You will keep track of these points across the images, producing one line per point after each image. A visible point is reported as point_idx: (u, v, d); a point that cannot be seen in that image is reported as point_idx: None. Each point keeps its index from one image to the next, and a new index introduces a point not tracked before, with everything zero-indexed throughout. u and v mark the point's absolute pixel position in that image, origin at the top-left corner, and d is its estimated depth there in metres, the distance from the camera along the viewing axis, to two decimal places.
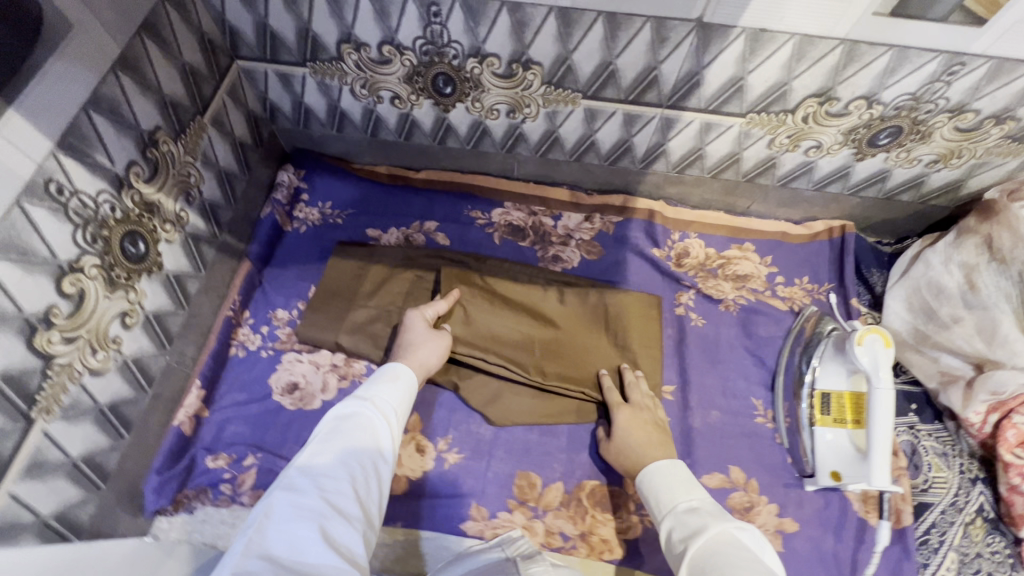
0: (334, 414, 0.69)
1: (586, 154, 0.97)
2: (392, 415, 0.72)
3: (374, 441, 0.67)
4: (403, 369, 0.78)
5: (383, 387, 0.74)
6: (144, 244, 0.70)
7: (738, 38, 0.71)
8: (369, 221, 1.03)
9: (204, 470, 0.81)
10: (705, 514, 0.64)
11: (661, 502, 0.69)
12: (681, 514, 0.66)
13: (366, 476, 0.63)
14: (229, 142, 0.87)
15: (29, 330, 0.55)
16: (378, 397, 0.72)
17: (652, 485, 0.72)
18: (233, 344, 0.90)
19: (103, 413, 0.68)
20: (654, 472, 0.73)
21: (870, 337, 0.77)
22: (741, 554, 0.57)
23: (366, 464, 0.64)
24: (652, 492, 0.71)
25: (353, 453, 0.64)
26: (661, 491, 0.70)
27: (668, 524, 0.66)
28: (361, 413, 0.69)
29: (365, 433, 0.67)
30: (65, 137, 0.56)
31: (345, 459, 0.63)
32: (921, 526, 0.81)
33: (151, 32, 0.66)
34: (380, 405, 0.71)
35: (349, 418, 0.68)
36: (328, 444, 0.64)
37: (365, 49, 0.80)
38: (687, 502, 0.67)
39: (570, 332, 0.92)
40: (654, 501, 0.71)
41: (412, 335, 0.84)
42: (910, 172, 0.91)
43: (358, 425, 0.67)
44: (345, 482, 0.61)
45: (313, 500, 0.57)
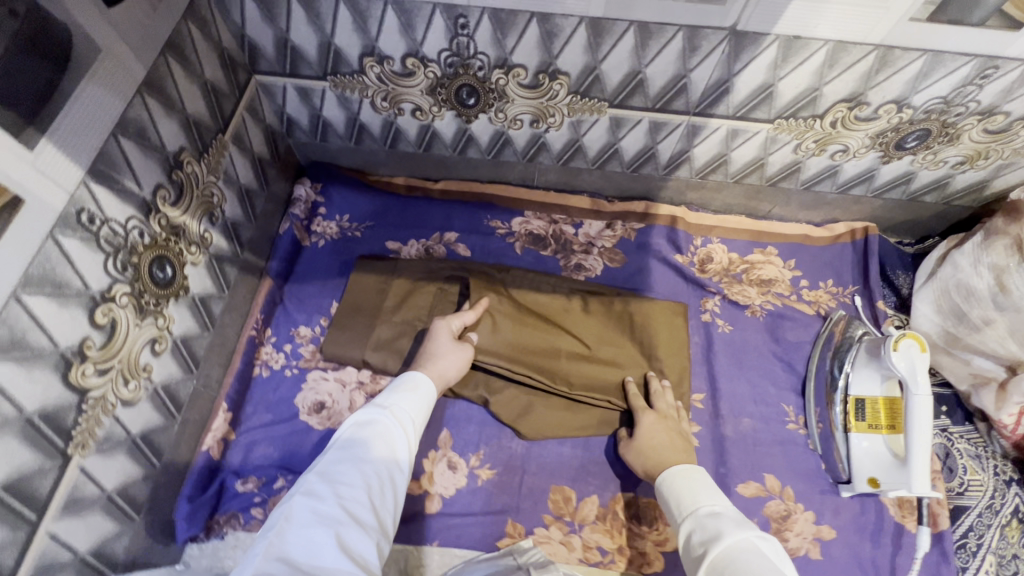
0: (353, 421, 0.69)
1: (609, 162, 0.96)
2: (409, 424, 0.71)
3: (391, 449, 0.67)
4: (422, 379, 0.77)
5: (402, 396, 0.74)
6: (171, 268, 0.68)
7: (771, 46, 0.70)
8: (388, 233, 1.01)
9: (234, 495, 0.80)
10: (727, 517, 0.62)
11: (682, 505, 0.67)
12: (701, 516, 0.63)
13: (382, 485, 0.63)
14: (248, 158, 0.85)
15: (65, 365, 0.54)
16: (396, 405, 0.72)
17: (672, 489, 0.70)
18: (257, 363, 0.89)
19: (135, 443, 0.66)
20: (678, 476, 0.71)
21: (906, 342, 0.77)
22: (763, 558, 0.54)
23: (383, 473, 0.64)
24: (672, 496, 0.70)
25: (370, 461, 0.64)
26: (682, 494, 0.68)
27: (687, 526, 0.64)
28: (378, 421, 0.69)
29: (383, 442, 0.67)
30: (95, 164, 0.55)
31: (362, 466, 0.63)
32: (959, 529, 0.81)
33: (175, 51, 0.65)
34: (398, 413, 0.71)
35: (367, 427, 0.68)
36: (345, 452, 0.65)
37: (388, 63, 0.78)
38: (708, 506, 0.65)
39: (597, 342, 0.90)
40: (676, 504, 0.68)
41: (437, 344, 0.83)
42: (935, 174, 0.90)
43: (376, 433, 0.67)
44: (361, 490, 0.61)
45: (330, 508, 0.58)
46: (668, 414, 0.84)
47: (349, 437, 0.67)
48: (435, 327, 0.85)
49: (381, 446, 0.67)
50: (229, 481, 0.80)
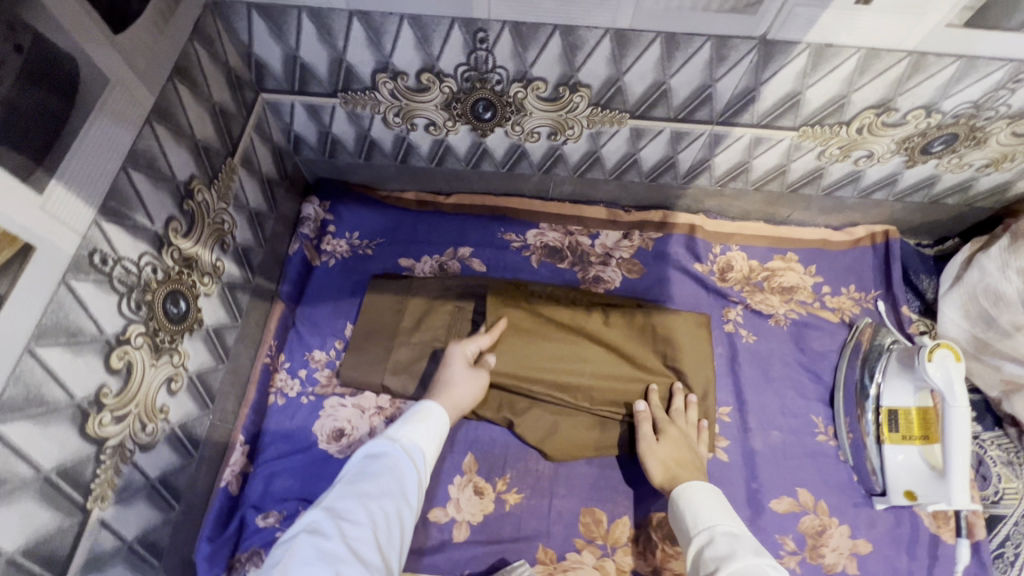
0: (363, 455, 0.67)
1: (627, 172, 0.94)
2: (420, 458, 0.68)
3: (401, 485, 0.64)
4: (434, 409, 0.74)
5: (413, 427, 0.71)
6: (185, 302, 0.65)
7: (801, 54, 0.68)
8: (399, 250, 0.98)
9: (255, 530, 0.77)
10: (745, 542, 0.61)
11: (697, 519, 0.66)
12: (717, 536, 0.63)
13: (390, 522, 0.61)
14: (256, 179, 0.83)
15: (81, 416, 0.51)
16: (408, 437, 0.69)
17: (688, 501, 0.69)
18: (272, 392, 0.86)
19: (154, 487, 0.64)
20: (697, 490, 0.70)
21: (941, 353, 0.75)
22: None
23: (391, 509, 0.62)
24: (688, 507, 0.68)
25: (378, 496, 0.62)
26: (699, 508, 0.67)
27: (701, 543, 0.63)
28: (386, 455, 0.66)
29: (391, 477, 0.64)
30: (106, 202, 0.52)
31: (369, 501, 0.61)
32: (995, 539, 0.81)
33: (183, 75, 0.62)
34: (409, 446, 0.68)
35: (377, 460, 0.66)
36: (353, 486, 0.63)
37: (402, 78, 0.75)
38: (726, 527, 0.64)
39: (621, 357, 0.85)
40: (690, 516, 0.68)
41: (453, 372, 0.79)
42: (959, 177, 0.89)
43: (385, 467, 0.65)
44: (367, 527, 0.59)
45: (334, 544, 0.56)
46: (688, 432, 0.81)
47: (358, 471, 0.65)
48: (450, 352, 0.81)
49: (390, 480, 0.64)
50: (249, 517, 0.77)
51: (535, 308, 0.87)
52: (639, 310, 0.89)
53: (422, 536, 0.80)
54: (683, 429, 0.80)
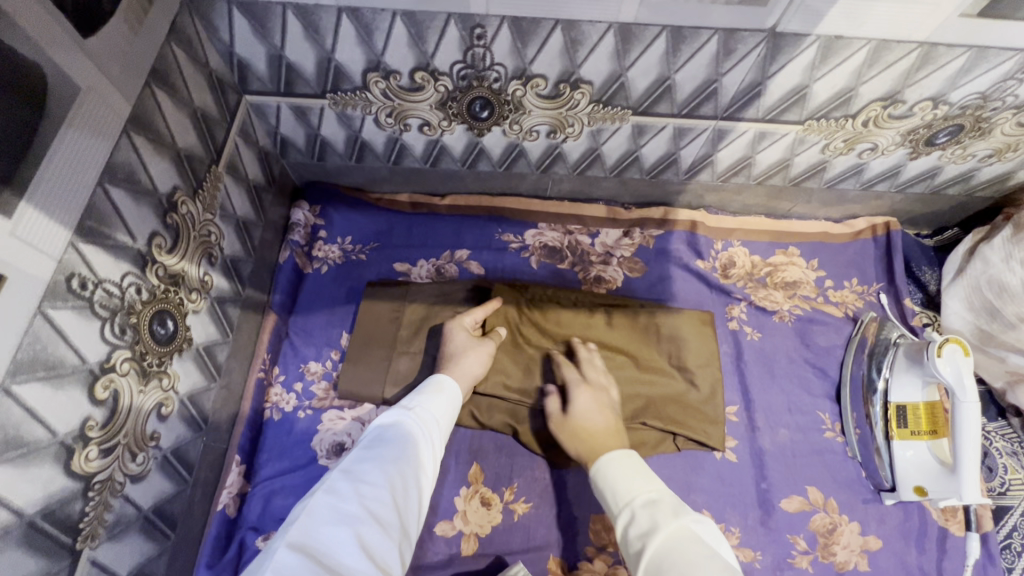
0: (377, 422, 0.63)
1: (628, 169, 0.91)
2: (436, 429, 0.65)
3: (418, 451, 0.61)
4: (445, 382, 0.71)
5: (426, 397, 0.68)
6: (172, 321, 0.62)
7: (811, 47, 0.65)
8: (395, 254, 0.94)
9: (255, 553, 0.73)
10: (666, 510, 0.56)
11: (616, 495, 0.61)
12: (637, 510, 0.58)
13: (408, 485, 0.56)
14: (243, 187, 0.79)
15: (66, 453, 0.48)
16: (421, 406, 0.66)
17: (606, 477, 0.63)
18: (267, 408, 0.83)
19: (148, 518, 0.61)
20: (610, 464, 0.64)
21: (950, 348, 0.75)
22: (707, 553, 0.49)
23: (409, 472, 0.57)
24: (606, 485, 0.63)
25: (395, 457, 0.58)
26: (617, 483, 0.62)
27: (623, 520, 0.58)
28: (403, 422, 0.63)
29: (408, 441, 0.60)
30: (83, 221, 0.48)
31: (386, 462, 0.56)
32: (1003, 529, 0.81)
33: (160, 80, 0.58)
34: (422, 414, 0.65)
35: (392, 425, 0.62)
36: (368, 450, 0.59)
37: (394, 77, 0.72)
38: (644, 495, 0.59)
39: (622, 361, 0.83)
40: (609, 496, 0.62)
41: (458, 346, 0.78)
42: (961, 167, 0.88)
43: (401, 432, 0.61)
44: (384, 488, 0.54)
45: (351, 503, 0.51)
46: (597, 384, 0.77)
47: (373, 436, 0.60)
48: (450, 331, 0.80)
49: (407, 444, 0.60)
50: (248, 539, 0.74)
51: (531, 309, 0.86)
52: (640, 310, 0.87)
53: (430, 551, 0.78)
54: (589, 382, 0.77)
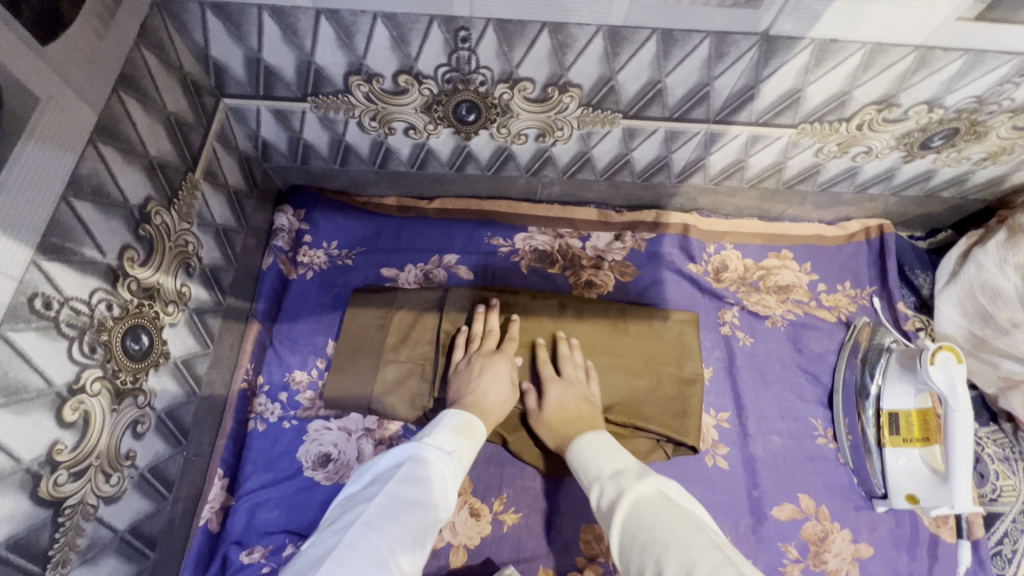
0: (415, 455, 0.64)
1: (618, 173, 0.90)
2: (461, 475, 0.67)
3: (444, 499, 0.62)
4: (480, 427, 0.71)
5: (463, 439, 0.68)
6: (147, 337, 0.60)
7: (804, 50, 0.64)
8: (382, 259, 0.92)
9: (239, 568, 0.72)
10: (630, 476, 0.61)
11: (585, 471, 0.66)
12: (605, 481, 0.63)
13: (427, 536, 0.58)
14: (222, 193, 0.76)
15: (32, 480, 0.46)
16: (458, 451, 0.67)
17: (576, 456, 0.68)
18: (251, 418, 0.81)
19: (125, 539, 0.59)
20: (581, 445, 0.69)
21: (943, 355, 0.73)
22: (674, 512, 0.55)
23: (432, 523, 0.59)
24: (576, 461, 0.68)
25: (426, 506, 0.59)
26: (586, 459, 0.67)
27: (593, 491, 0.63)
28: (439, 464, 0.64)
29: (439, 489, 0.62)
30: (46, 238, 0.46)
31: (419, 511, 0.58)
32: (994, 536, 0.81)
33: (130, 87, 0.55)
34: (456, 461, 0.66)
35: (428, 465, 0.63)
36: (405, 488, 0.59)
37: (377, 80, 0.70)
38: (610, 467, 0.64)
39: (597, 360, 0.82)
40: (580, 472, 0.67)
41: (496, 390, 0.75)
42: (956, 170, 0.87)
43: (435, 477, 0.62)
44: (413, 538, 0.56)
45: (386, 551, 0.53)
46: (575, 377, 0.77)
47: (412, 473, 0.61)
48: (488, 365, 0.76)
49: (436, 491, 0.62)
50: (231, 554, 0.73)
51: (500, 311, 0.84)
52: (609, 306, 0.87)
53: None
54: (564, 376, 0.76)
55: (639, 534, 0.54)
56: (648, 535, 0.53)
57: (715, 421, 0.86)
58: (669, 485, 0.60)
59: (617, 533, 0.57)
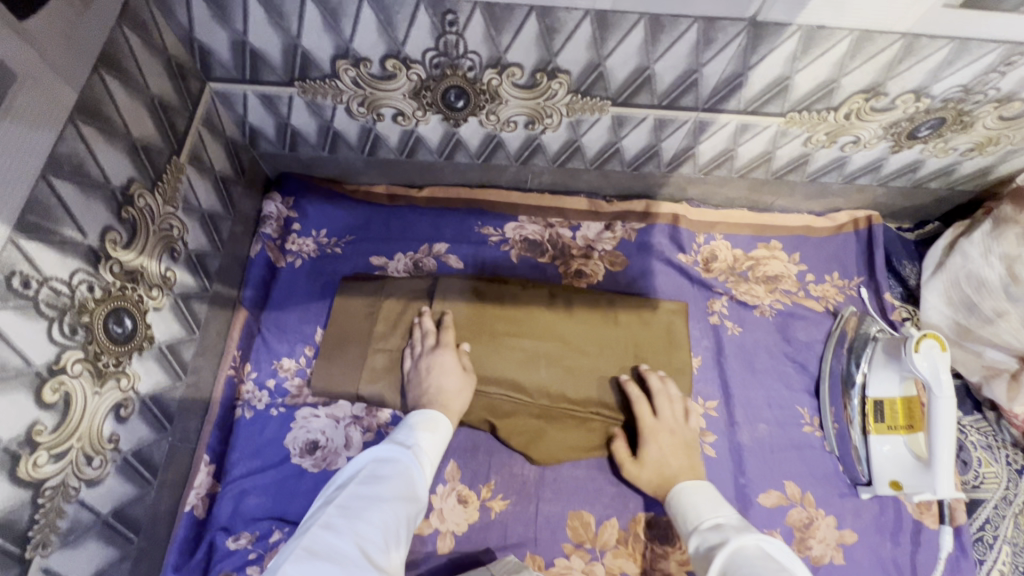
0: (374, 456, 0.66)
1: (608, 162, 0.90)
2: (431, 466, 0.67)
3: (412, 491, 0.63)
4: (442, 420, 0.71)
5: (423, 433, 0.69)
6: (131, 320, 0.59)
7: (791, 38, 0.64)
8: (372, 248, 0.92)
9: (226, 554, 0.72)
10: (732, 530, 0.62)
11: (686, 521, 0.67)
12: (706, 532, 0.64)
13: (398, 525, 0.59)
14: (209, 178, 0.76)
15: (11, 460, 0.46)
16: (421, 443, 0.68)
17: (677, 506, 0.70)
18: (238, 406, 0.81)
19: (109, 523, 0.59)
20: (684, 491, 0.70)
21: (927, 343, 0.74)
22: (777, 569, 0.54)
23: (401, 513, 0.60)
24: (677, 511, 0.69)
25: (389, 500, 0.60)
26: (688, 508, 0.68)
27: (695, 542, 0.64)
28: (399, 459, 0.65)
29: (403, 481, 0.63)
30: (24, 215, 0.45)
31: (381, 505, 0.59)
32: (975, 522, 0.82)
33: (112, 66, 0.55)
34: (418, 453, 0.67)
35: (388, 462, 0.64)
36: (364, 488, 0.61)
37: (365, 65, 0.69)
38: (712, 521, 0.65)
39: (584, 348, 0.82)
40: (680, 518, 0.69)
41: (449, 381, 0.74)
42: (943, 161, 0.88)
43: (397, 472, 0.64)
44: (377, 531, 0.57)
45: (345, 546, 0.54)
46: (675, 423, 0.77)
47: (371, 472, 0.63)
48: (433, 360, 0.76)
49: (402, 484, 0.63)
50: (218, 540, 0.73)
51: (488, 298, 0.84)
52: (596, 295, 0.87)
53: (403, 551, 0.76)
54: (664, 421, 0.77)
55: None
56: None
57: (703, 409, 0.86)
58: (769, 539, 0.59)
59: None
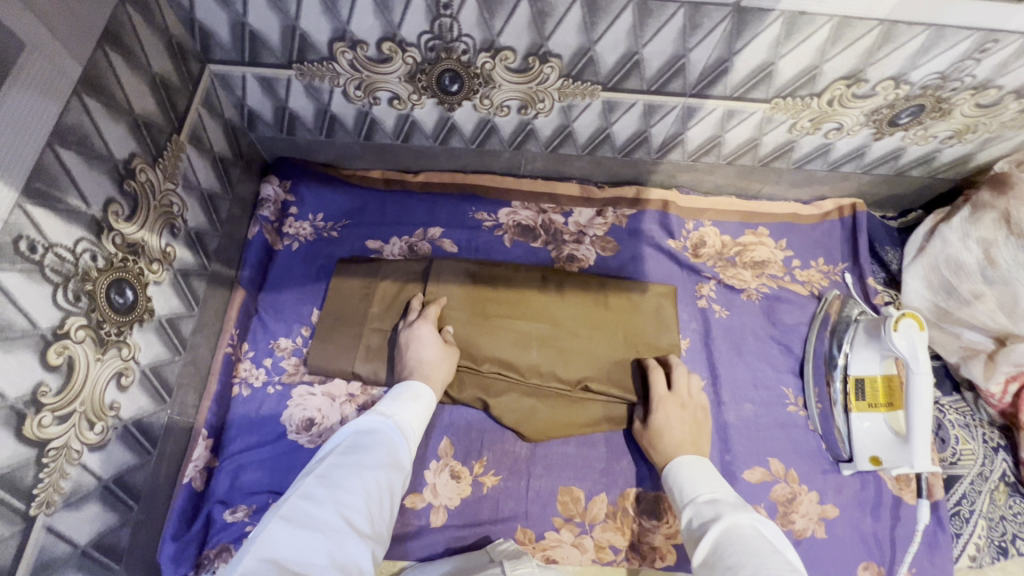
0: (353, 429, 0.64)
1: (599, 148, 0.92)
2: (412, 438, 0.66)
3: (395, 460, 0.62)
4: (423, 389, 0.72)
5: (404, 403, 0.69)
6: (132, 291, 0.61)
7: (775, 23, 0.66)
8: (368, 232, 0.93)
9: (223, 526, 0.74)
10: (727, 505, 0.61)
11: (682, 493, 0.67)
12: (700, 505, 0.63)
13: (382, 493, 0.58)
14: (208, 158, 0.78)
15: (17, 418, 0.48)
16: (400, 414, 0.67)
17: (675, 479, 0.70)
18: (235, 382, 0.82)
19: (108, 488, 0.61)
20: (682, 466, 0.70)
21: (905, 322, 0.76)
22: (768, 549, 0.54)
23: (384, 481, 0.59)
24: (676, 484, 0.69)
25: (372, 467, 0.59)
26: (685, 482, 0.68)
27: (688, 514, 0.64)
28: (379, 429, 0.64)
29: (385, 450, 0.62)
30: (31, 182, 0.47)
31: (363, 472, 0.58)
32: (952, 497, 0.85)
33: (116, 43, 0.57)
34: (400, 423, 0.66)
35: (369, 433, 0.63)
36: (346, 457, 0.60)
37: (361, 47, 0.71)
38: (707, 496, 0.64)
39: (575, 330, 0.85)
40: (677, 491, 0.68)
41: (428, 352, 0.76)
42: (924, 148, 0.90)
43: (379, 441, 0.63)
44: (360, 497, 0.56)
45: (326, 512, 0.53)
46: (688, 398, 0.79)
47: (351, 444, 0.62)
48: (412, 334, 0.78)
49: (383, 453, 0.62)
50: (215, 512, 0.74)
51: (483, 281, 0.86)
52: (588, 277, 0.90)
53: (397, 525, 0.78)
54: (677, 395, 0.78)
55: (726, 556, 0.54)
56: (734, 559, 0.53)
57: None
58: (766, 527, 0.58)
59: (704, 552, 0.57)
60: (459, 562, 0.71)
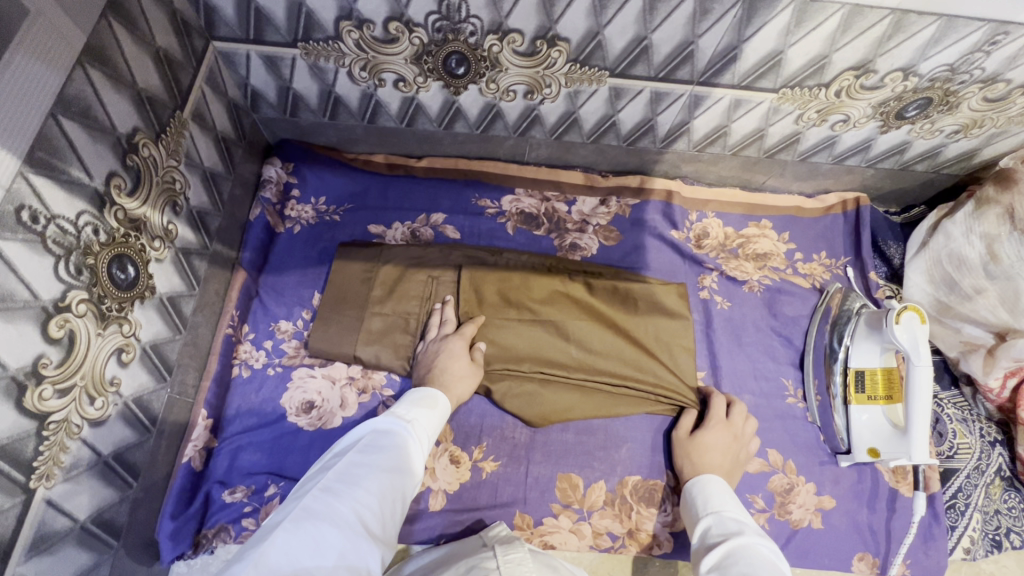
0: (373, 428, 0.64)
1: (605, 135, 0.91)
2: (426, 445, 0.66)
3: (410, 466, 0.62)
4: (441, 398, 0.71)
5: (423, 409, 0.68)
6: (133, 267, 0.61)
7: (786, 10, 0.65)
8: (370, 216, 0.93)
9: (222, 506, 0.74)
10: (751, 527, 0.61)
11: (706, 503, 0.67)
12: (723, 518, 0.64)
13: (395, 496, 0.58)
14: (210, 137, 0.77)
15: (17, 389, 0.48)
16: (419, 420, 0.66)
17: (701, 490, 0.70)
18: (235, 364, 0.82)
19: (107, 464, 0.62)
20: (711, 481, 0.71)
21: (907, 315, 0.75)
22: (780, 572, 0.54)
23: (398, 486, 0.59)
24: (699, 494, 0.70)
25: (390, 469, 0.59)
26: (711, 496, 0.68)
27: (707, 523, 0.65)
28: (398, 432, 0.63)
29: (402, 455, 0.61)
30: (34, 151, 0.47)
31: (381, 473, 0.58)
32: (949, 490, 0.85)
33: (120, 15, 0.56)
34: (419, 428, 0.66)
35: (387, 434, 0.63)
36: (365, 456, 0.59)
37: (368, 27, 0.71)
38: (732, 512, 0.64)
39: (601, 328, 0.82)
40: (700, 501, 0.69)
41: (456, 366, 0.75)
42: (930, 143, 0.90)
43: (398, 443, 0.62)
44: (376, 498, 0.56)
45: (344, 510, 0.53)
46: (741, 433, 0.79)
47: (370, 443, 0.61)
48: (443, 347, 0.77)
49: (400, 457, 0.61)
50: (214, 492, 0.74)
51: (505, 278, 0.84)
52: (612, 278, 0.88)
53: None
54: (733, 425, 0.79)
55: (737, 565, 0.55)
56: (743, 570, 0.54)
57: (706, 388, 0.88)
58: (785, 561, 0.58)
59: (714, 557, 0.58)
60: (452, 548, 0.71)
